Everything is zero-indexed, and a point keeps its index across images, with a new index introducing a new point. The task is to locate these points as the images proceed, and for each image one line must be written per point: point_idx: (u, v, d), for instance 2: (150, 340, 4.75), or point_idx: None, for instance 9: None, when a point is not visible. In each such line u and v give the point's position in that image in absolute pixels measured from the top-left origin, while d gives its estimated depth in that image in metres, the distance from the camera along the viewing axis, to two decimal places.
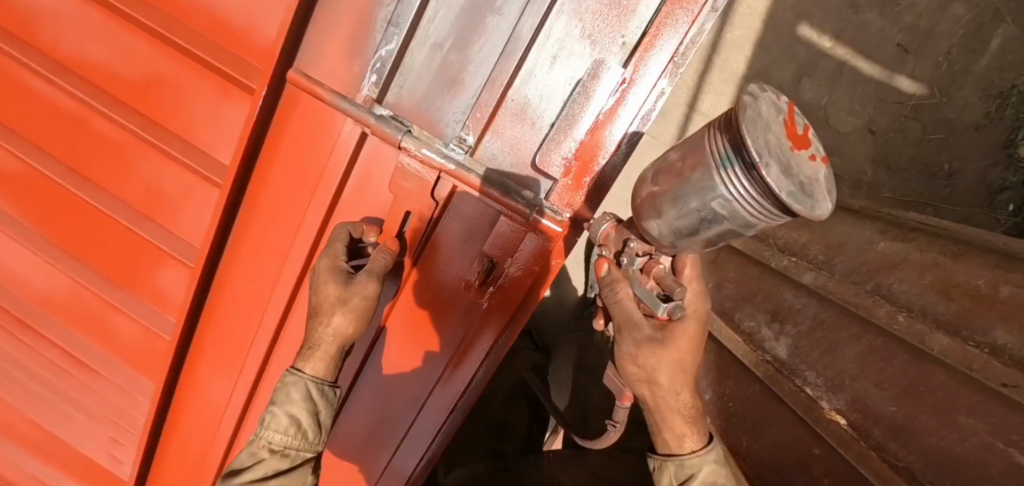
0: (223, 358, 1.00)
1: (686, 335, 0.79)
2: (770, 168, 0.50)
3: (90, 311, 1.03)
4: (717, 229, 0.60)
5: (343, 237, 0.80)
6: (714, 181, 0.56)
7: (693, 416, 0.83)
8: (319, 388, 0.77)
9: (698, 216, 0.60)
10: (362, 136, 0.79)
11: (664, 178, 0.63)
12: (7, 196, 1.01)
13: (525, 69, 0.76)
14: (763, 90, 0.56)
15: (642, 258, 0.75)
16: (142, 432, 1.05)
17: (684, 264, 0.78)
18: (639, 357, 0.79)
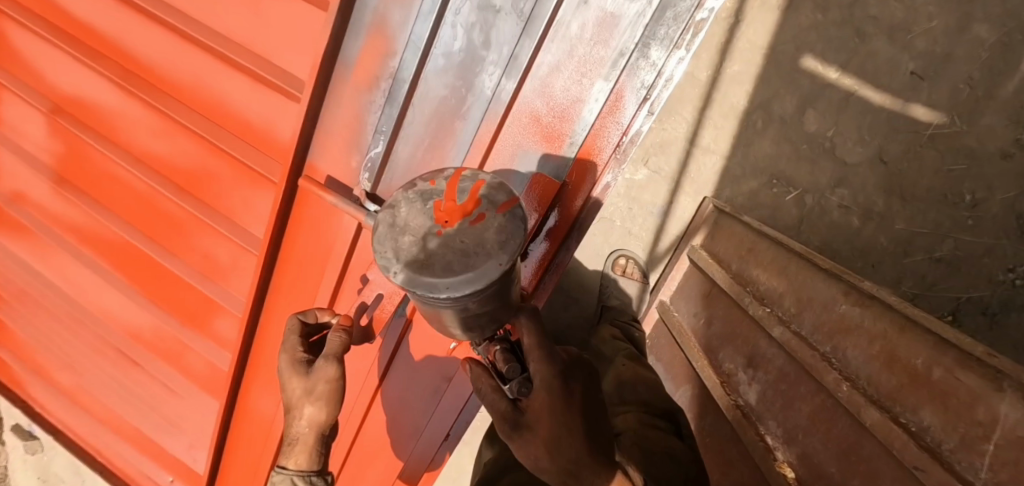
0: (266, 387, 1.22)
1: (542, 403, 0.71)
2: (399, 273, 0.57)
3: (169, 346, 1.29)
4: (460, 311, 0.60)
5: (295, 327, 0.93)
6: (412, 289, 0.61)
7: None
8: (305, 479, 0.92)
9: (434, 309, 0.61)
10: (358, 226, 0.96)
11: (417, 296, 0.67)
12: (107, 255, 1.28)
13: (488, 167, 0.88)
14: (402, 193, 0.61)
15: (483, 347, 0.74)
16: (211, 440, 1.32)
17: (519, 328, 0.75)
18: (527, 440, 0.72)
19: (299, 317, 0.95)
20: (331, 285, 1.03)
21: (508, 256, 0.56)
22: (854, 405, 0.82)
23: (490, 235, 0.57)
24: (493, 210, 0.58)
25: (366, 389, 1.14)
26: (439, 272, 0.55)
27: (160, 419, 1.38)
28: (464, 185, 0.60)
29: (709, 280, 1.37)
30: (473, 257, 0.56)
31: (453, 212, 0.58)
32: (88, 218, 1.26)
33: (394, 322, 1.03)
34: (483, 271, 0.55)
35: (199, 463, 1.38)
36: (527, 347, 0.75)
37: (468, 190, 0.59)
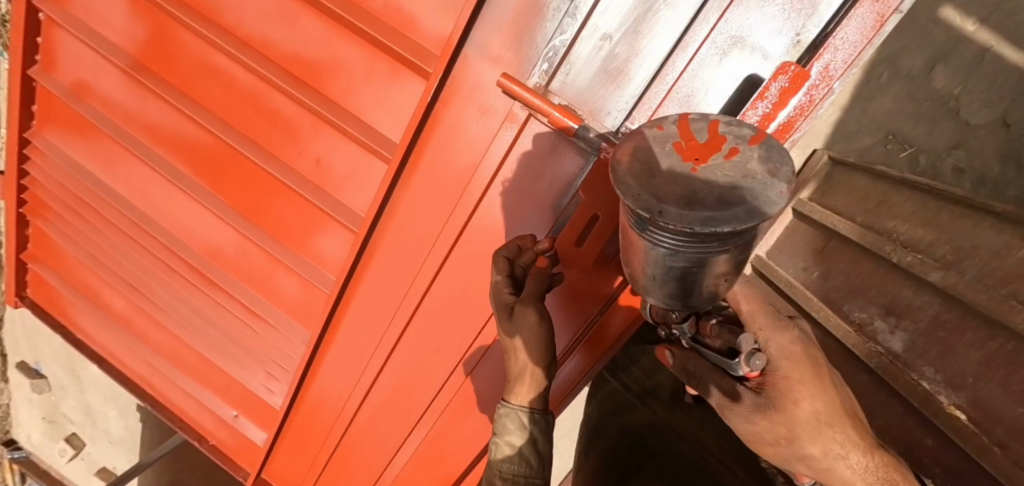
0: (372, 312, 1.15)
1: (789, 381, 0.65)
2: (667, 214, 0.39)
3: (258, 266, 1.17)
4: (699, 275, 0.46)
5: (501, 267, 0.86)
6: (645, 251, 0.46)
7: (887, 479, 0.65)
8: (531, 416, 0.85)
9: (670, 277, 0.47)
10: (528, 118, 0.85)
11: (627, 257, 0.51)
12: (189, 159, 1.13)
13: (695, 62, 0.78)
14: (627, 137, 0.45)
15: (688, 322, 0.63)
16: (296, 369, 1.26)
17: (739, 300, 0.69)
18: (756, 430, 0.68)
19: (503, 255, 0.87)
20: (473, 202, 0.95)
21: (788, 184, 0.40)
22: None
23: (758, 166, 0.41)
24: (746, 144, 0.42)
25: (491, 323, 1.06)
26: (714, 206, 0.38)
27: (242, 347, 1.30)
28: (698, 124, 0.45)
29: (824, 233, 1.34)
30: (747, 189, 0.40)
31: (702, 149, 0.42)
32: (169, 113, 1.10)
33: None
34: (767, 203, 0.39)
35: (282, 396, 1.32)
36: (747, 317, 0.68)
37: (706, 129, 0.44)
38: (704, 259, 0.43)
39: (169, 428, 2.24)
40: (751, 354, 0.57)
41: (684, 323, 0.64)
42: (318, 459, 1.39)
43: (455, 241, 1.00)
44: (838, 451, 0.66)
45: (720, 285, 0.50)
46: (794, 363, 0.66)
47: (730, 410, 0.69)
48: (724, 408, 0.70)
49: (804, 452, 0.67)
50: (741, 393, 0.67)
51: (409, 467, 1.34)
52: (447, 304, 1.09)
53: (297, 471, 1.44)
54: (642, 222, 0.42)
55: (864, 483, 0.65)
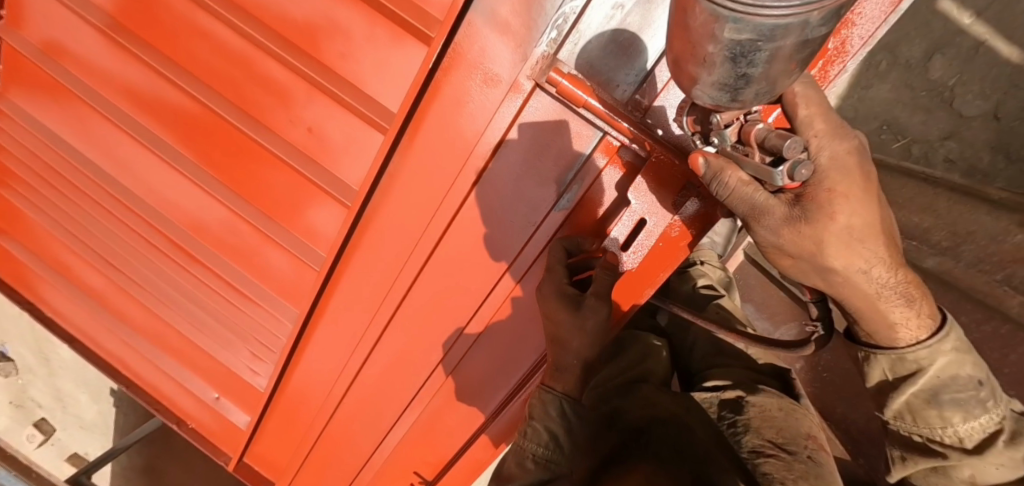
0: (365, 290, 1.12)
1: (833, 196, 0.64)
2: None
3: (245, 242, 1.12)
4: (763, 57, 0.36)
5: (559, 255, 0.93)
6: (703, 22, 0.34)
7: (901, 290, 0.75)
8: (571, 406, 0.94)
9: (726, 59, 0.37)
10: (534, 87, 0.82)
11: (677, 36, 0.41)
12: (170, 127, 1.05)
13: None
14: None
15: (733, 128, 0.58)
16: (282, 349, 1.23)
17: (796, 105, 0.60)
18: (780, 242, 0.67)
19: (562, 243, 0.94)
20: (475, 175, 0.92)
21: None
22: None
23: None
24: None
25: (493, 298, 1.06)
26: None
27: (230, 326, 1.25)
28: None
29: None
30: None
31: None
32: (146, 76, 1.01)
33: (551, 217, 0.95)
34: None
35: (270, 378, 1.28)
36: (800, 122, 0.61)
37: None
38: (771, 30, 0.33)
39: (147, 410, 2.19)
40: (795, 163, 0.52)
41: (727, 130, 0.58)
42: (306, 442, 1.36)
43: (454, 216, 0.98)
44: (862, 264, 0.70)
45: (784, 74, 0.40)
46: (844, 174, 0.63)
47: (758, 230, 0.66)
48: (749, 224, 0.66)
49: (826, 265, 0.70)
50: (776, 208, 0.63)
51: (401, 448, 1.32)
52: (443, 282, 1.07)
53: (284, 453, 1.41)
54: None
55: (878, 294, 0.75)
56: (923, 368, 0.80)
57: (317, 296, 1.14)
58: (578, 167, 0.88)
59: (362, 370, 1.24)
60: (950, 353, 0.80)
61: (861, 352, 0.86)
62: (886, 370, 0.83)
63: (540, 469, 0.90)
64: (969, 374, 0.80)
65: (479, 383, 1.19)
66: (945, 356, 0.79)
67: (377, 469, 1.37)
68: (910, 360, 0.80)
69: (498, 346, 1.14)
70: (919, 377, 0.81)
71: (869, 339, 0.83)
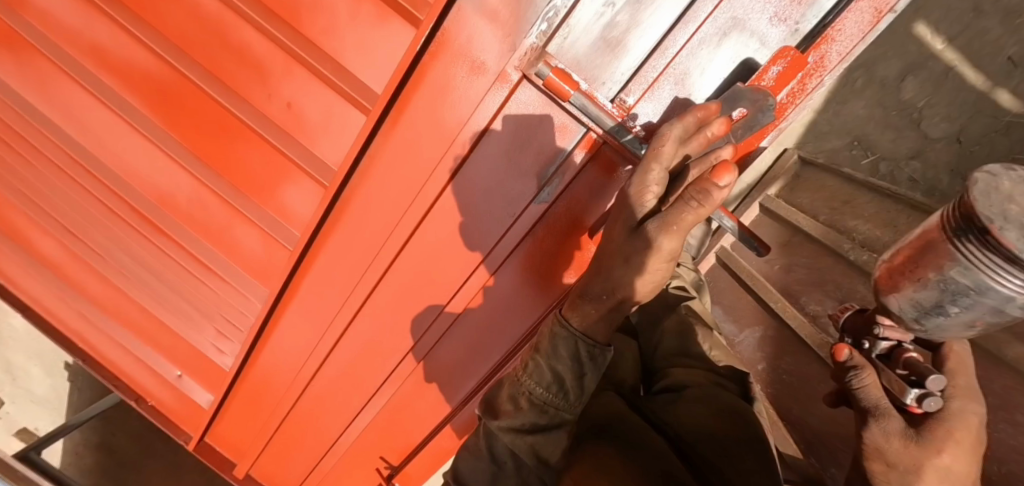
0: (339, 273, 1.10)
1: (958, 442, 0.59)
2: (1010, 231, 0.43)
3: (214, 217, 1.09)
4: (962, 306, 0.49)
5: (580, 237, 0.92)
6: (939, 256, 0.49)
7: None
8: (581, 372, 0.91)
9: (938, 286, 0.50)
10: (520, 78, 0.82)
11: (898, 258, 0.55)
12: (136, 90, 1.00)
13: (695, 42, 0.77)
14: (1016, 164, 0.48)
15: (887, 342, 0.62)
16: (250, 328, 1.20)
17: (947, 356, 0.63)
18: (883, 449, 0.61)
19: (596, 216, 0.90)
20: (457, 164, 0.92)
21: None
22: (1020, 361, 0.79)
23: None
24: None
25: (468, 287, 1.06)
26: None
27: (196, 302, 1.22)
28: None
29: (789, 227, 1.39)
30: None
31: None
32: (112, 35, 0.95)
33: (530, 209, 0.95)
34: None
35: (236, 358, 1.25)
36: (944, 368, 0.63)
37: None
38: (992, 290, 0.46)
39: (104, 385, 2.12)
40: (928, 394, 0.57)
41: (881, 342, 0.63)
42: (271, 423, 1.34)
43: (433, 203, 0.98)
44: None
45: (964, 330, 0.52)
46: (967, 426, 0.59)
47: (869, 428, 0.62)
48: (863, 418, 0.63)
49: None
50: (896, 419, 0.61)
51: (368, 432, 1.32)
52: (419, 268, 1.06)
53: (246, 433, 1.39)
54: (972, 227, 0.46)
55: None
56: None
57: (289, 276, 1.12)
58: (559, 162, 0.88)
59: (330, 354, 1.23)
60: None
61: None
62: None
63: (534, 429, 0.86)
64: None
65: (449, 370, 1.19)
66: None
67: (342, 453, 1.36)
68: None
69: (470, 335, 1.14)
70: None
71: None
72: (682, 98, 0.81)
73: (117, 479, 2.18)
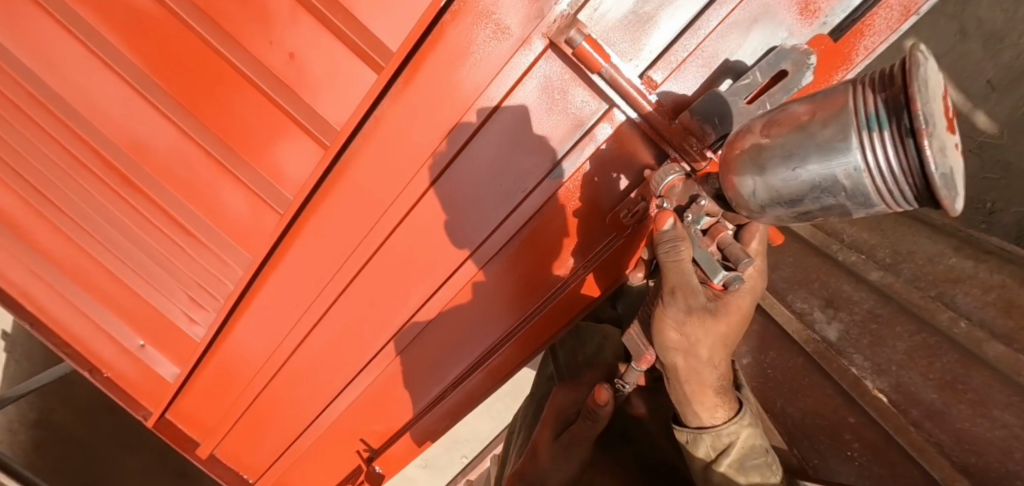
0: (330, 243, 1.04)
1: (737, 310, 0.75)
2: (934, 141, 0.40)
3: (196, 172, 1.01)
4: (819, 202, 0.50)
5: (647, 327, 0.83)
6: (837, 149, 0.47)
7: (723, 388, 0.79)
8: None
9: (812, 179, 0.49)
10: (547, 47, 0.80)
11: (775, 129, 0.52)
12: (107, 20, 0.89)
13: (727, 24, 0.76)
14: (931, 55, 0.45)
15: (709, 219, 0.69)
16: (228, 296, 1.13)
17: (750, 237, 0.72)
18: (682, 319, 0.73)
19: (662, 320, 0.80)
20: (470, 132, 0.88)
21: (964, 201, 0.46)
22: (1002, 360, 0.81)
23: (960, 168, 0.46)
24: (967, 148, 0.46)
25: (471, 264, 1.02)
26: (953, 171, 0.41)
27: (169, 266, 1.13)
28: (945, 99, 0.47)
29: None
30: (957, 181, 0.43)
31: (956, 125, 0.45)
32: None
33: (541, 187, 0.91)
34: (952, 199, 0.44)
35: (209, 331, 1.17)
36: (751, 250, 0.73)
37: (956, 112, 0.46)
38: (861, 190, 0.47)
39: (48, 356, 1.95)
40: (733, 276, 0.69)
41: (704, 218, 0.69)
42: (242, 400, 1.26)
43: (441, 173, 0.93)
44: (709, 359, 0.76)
45: (795, 217, 0.55)
46: (744, 298, 0.75)
47: (672, 301, 0.73)
48: (670, 294, 0.72)
49: (698, 348, 0.75)
50: (700, 292, 0.71)
51: (345, 413, 1.26)
52: (418, 242, 1.02)
53: (213, 410, 1.30)
54: (887, 126, 0.43)
55: (710, 386, 0.77)
56: (731, 444, 0.74)
57: (276, 242, 1.05)
58: (576, 138, 0.86)
59: (313, 329, 1.16)
60: (750, 428, 0.76)
61: (684, 434, 0.79)
62: (708, 448, 0.76)
63: None
64: (761, 446, 0.75)
65: (443, 353, 1.16)
66: (748, 431, 0.76)
67: (317, 435, 1.29)
68: (723, 436, 0.75)
69: (466, 316, 1.10)
70: (732, 455, 0.74)
71: (685, 418, 0.80)
72: (721, 92, 0.74)
73: (57, 458, 2.02)
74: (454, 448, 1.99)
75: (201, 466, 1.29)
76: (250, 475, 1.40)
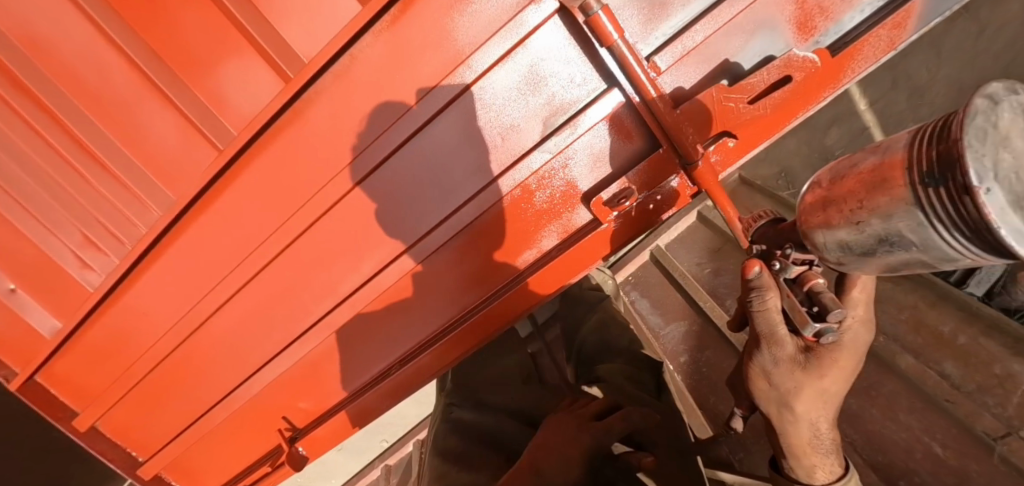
0: (276, 192, 0.91)
1: (836, 365, 0.63)
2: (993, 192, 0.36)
3: (114, 85, 0.83)
4: (895, 253, 0.48)
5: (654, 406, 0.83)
6: (895, 202, 0.45)
7: (833, 449, 0.67)
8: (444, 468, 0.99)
9: (879, 234, 0.47)
10: (556, 11, 0.75)
11: (839, 182, 0.51)
12: None
13: (735, 23, 0.78)
14: (1012, 90, 0.38)
15: (799, 267, 0.61)
16: (137, 242, 0.94)
17: (854, 284, 0.62)
18: (770, 370, 0.65)
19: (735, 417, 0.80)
20: (444, 102, 0.81)
21: None
22: (913, 370, 0.95)
23: None
24: None
25: (436, 236, 0.94)
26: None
27: (60, 195, 0.92)
28: None
29: (721, 237, 1.47)
30: None
31: None
32: None
33: (532, 155, 0.85)
34: None
35: (109, 280, 0.97)
36: (848, 298, 0.62)
37: None
38: (932, 243, 0.44)
39: None
40: (827, 329, 0.58)
41: (792, 263, 0.61)
42: (145, 363, 1.08)
43: (417, 130, 0.84)
44: (814, 416, 0.66)
45: (880, 264, 0.51)
46: (850, 352, 0.63)
47: (761, 353, 0.66)
48: (757, 343, 0.66)
49: (792, 404, 0.66)
50: (789, 344, 0.63)
51: (269, 389, 1.12)
52: (379, 205, 0.92)
53: (102, 373, 1.10)
54: (942, 175, 0.40)
55: (810, 444, 0.66)
56: None
57: (210, 182, 0.89)
58: (566, 112, 0.83)
59: (241, 290, 1.01)
60: None
61: None
62: None
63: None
64: None
65: (390, 330, 1.07)
66: None
67: (232, 411, 1.14)
68: None
69: (419, 292, 1.01)
70: None
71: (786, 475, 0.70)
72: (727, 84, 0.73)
73: None
74: (372, 433, 1.85)
75: (77, 439, 1.09)
76: (140, 453, 1.20)
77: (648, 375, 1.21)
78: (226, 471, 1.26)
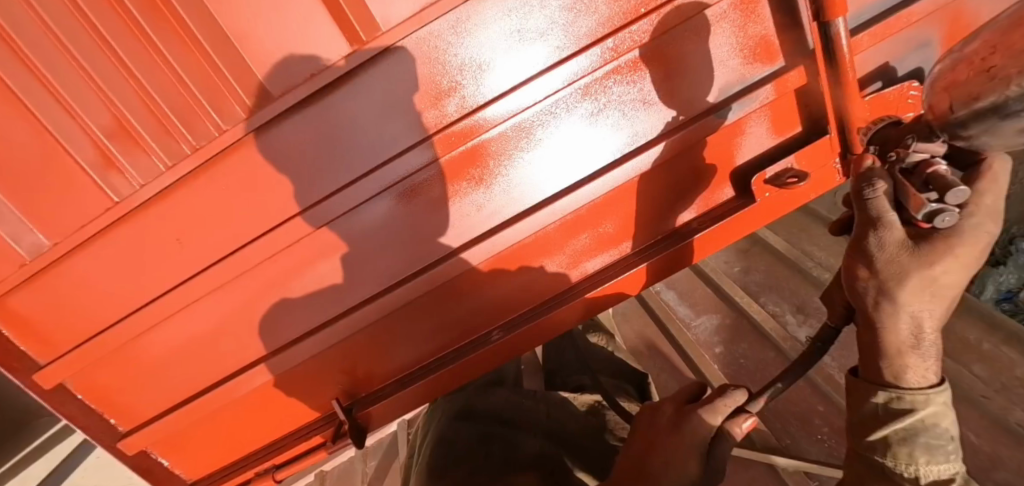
0: (403, 111, 0.72)
1: (954, 258, 0.63)
2: None
3: None
4: None
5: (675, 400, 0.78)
6: None
7: (929, 350, 0.66)
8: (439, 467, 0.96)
9: None
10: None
11: None
12: None
13: (914, 27, 0.81)
14: None
15: (922, 155, 0.62)
16: (195, 146, 0.70)
17: (982, 175, 0.63)
18: (873, 259, 0.64)
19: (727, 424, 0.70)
20: (567, 81, 0.73)
21: None
22: (949, 371, 1.08)
23: None
24: None
25: (580, 197, 0.82)
26: None
27: (73, 53, 0.62)
28: None
29: (751, 238, 1.56)
30: None
31: None
32: None
33: (706, 120, 0.79)
34: None
35: (141, 192, 0.72)
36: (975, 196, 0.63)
37: None
38: None
39: None
40: (944, 210, 0.58)
41: (914, 152, 0.63)
42: (150, 314, 0.82)
43: (596, 68, 0.73)
44: (915, 310, 0.65)
45: None
46: (967, 243, 0.62)
47: (864, 238, 0.65)
48: (859, 228, 0.65)
49: (893, 293, 0.64)
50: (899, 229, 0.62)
51: (308, 364, 0.91)
52: (520, 148, 0.78)
53: (88, 315, 0.82)
54: None
55: (905, 338, 0.65)
56: (916, 408, 0.62)
57: (304, 99, 0.69)
58: (750, 85, 0.80)
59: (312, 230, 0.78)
60: (941, 405, 0.64)
61: (875, 394, 0.66)
62: (889, 415, 0.64)
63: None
64: (950, 434, 0.63)
65: (478, 303, 0.90)
66: (939, 407, 0.63)
67: (255, 386, 0.92)
68: (908, 399, 0.63)
69: (527, 259, 0.88)
70: (915, 423, 0.62)
71: (875, 378, 0.68)
72: None
73: None
74: None
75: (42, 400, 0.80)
76: (120, 423, 0.93)
77: (635, 387, 1.22)
78: (221, 456, 1.03)
